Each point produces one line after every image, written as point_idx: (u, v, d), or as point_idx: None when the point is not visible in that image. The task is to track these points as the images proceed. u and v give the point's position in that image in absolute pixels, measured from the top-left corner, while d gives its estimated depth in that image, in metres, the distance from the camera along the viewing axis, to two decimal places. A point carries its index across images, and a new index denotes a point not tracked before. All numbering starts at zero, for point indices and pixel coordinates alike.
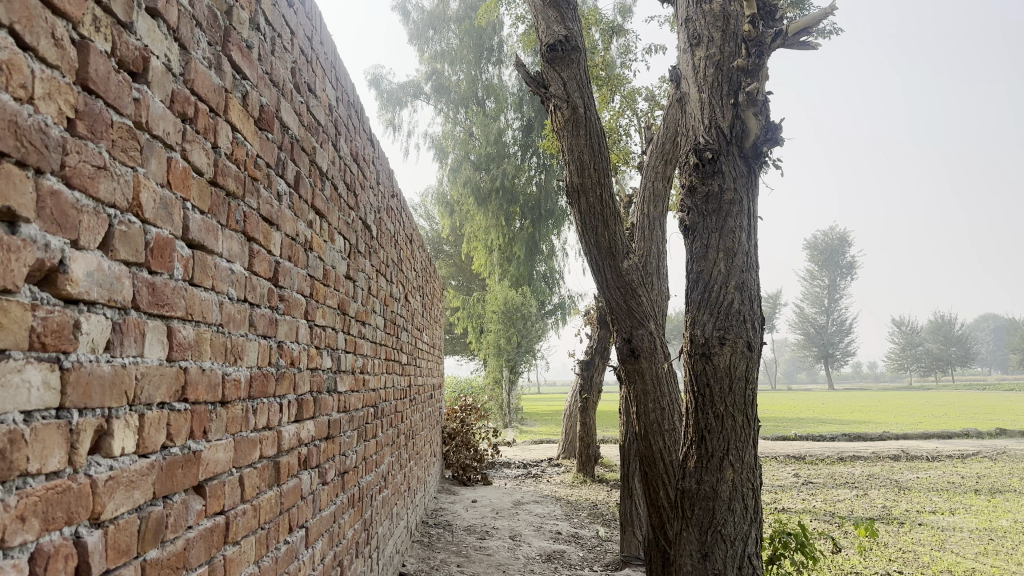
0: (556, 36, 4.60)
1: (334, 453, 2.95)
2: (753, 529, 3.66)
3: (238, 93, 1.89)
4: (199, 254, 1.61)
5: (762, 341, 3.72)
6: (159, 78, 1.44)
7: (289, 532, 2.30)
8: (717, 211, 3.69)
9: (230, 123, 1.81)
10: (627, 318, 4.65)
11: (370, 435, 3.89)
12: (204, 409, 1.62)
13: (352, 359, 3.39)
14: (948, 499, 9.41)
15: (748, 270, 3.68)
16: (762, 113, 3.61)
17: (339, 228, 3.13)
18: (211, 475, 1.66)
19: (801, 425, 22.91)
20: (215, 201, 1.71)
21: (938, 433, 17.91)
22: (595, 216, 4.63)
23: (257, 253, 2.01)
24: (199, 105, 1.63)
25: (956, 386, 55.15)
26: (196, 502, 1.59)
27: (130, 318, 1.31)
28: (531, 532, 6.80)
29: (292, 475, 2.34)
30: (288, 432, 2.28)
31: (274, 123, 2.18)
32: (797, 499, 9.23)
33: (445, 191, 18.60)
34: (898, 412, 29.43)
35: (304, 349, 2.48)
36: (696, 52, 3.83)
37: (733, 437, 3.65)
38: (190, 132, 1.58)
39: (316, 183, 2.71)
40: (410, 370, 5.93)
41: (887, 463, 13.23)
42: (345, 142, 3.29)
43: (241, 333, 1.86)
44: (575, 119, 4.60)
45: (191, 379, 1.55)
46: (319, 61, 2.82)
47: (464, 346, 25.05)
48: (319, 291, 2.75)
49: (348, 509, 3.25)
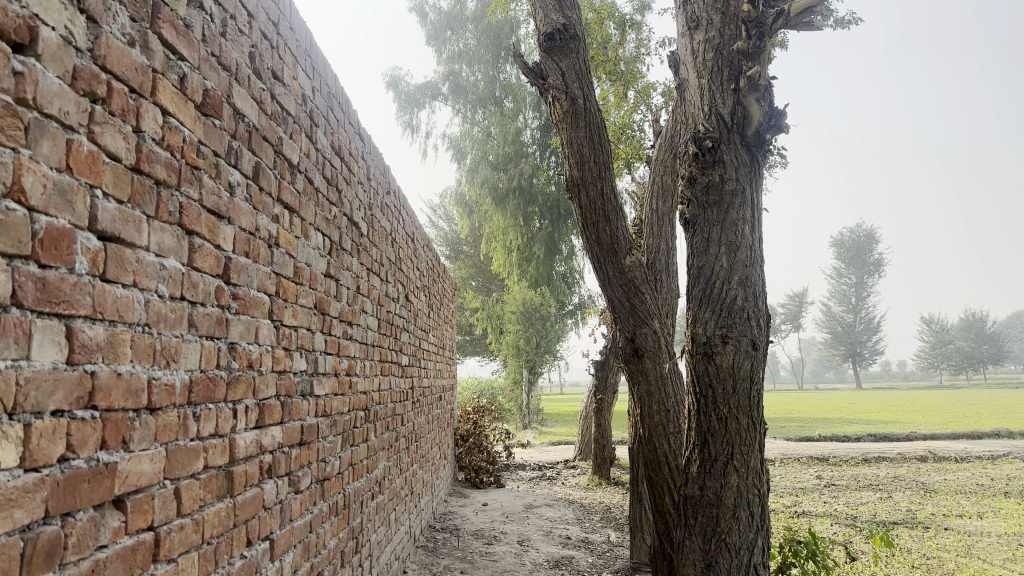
0: (554, 25, 4.43)
1: (309, 459, 2.81)
2: (760, 538, 3.46)
3: (172, 75, 1.75)
4: (113, 246, 1.47)
5: (769, 338, 3.52)
6: (54, 51, 1.30)
7: (247, 545, 2.15)
8: (718, 203, 3.50)
9: (160, 106, 1.68)
10: (629, 316, 4.47)
11: (359, 439, 3.74)
12: (121, 417, 1.48)
13: (334, 360, 3.25)
14: (976, 502, 9.10)
15: (753, 264, 3.49)
16: (765, 99, 3.40)
17: (316, 223, 2.99)
18: (133, 488, 1.52)
19: (828, 425, 22.50)
20: (138, 189, 1.58)
21: (967, 432, 17.44)
22: (595, 211, 4.45)
23: (200, 248, 1.87)
24: (113, 84, 1.49)
25: (988, 385, 53.96)
26: (112, 520, 1.45)
27: (9, 316, 1.17)
28: (540, 537, 6.64)
29: (252, 485, 2.20)
30: (244, 439, 2.13)
31: (223, 109, 2.04)
32: (819, 502, 8.99)
33: (463, 191, 18.47)
34: (927, 411, 28.79)
35: (266, 350, 2.34)
36: (696, 35, 3.65)
37: (737, 441, 3.46)
38: (101, 114, 1.44)
39: (283, 175, 2.58)
40: (412, 372, 5.78)
41: (914, 464, 12.86)
42: (323, 134, 3.15)
43: (177, 335, 1.73)
44: (574, 110, 4.43)
45: (100, 385, 1.41)
46: (288, 48, 2.69)
47: (484, 347, 24.89)
48: (288, 290, 2.60)
49: (329, 519, 3.11)
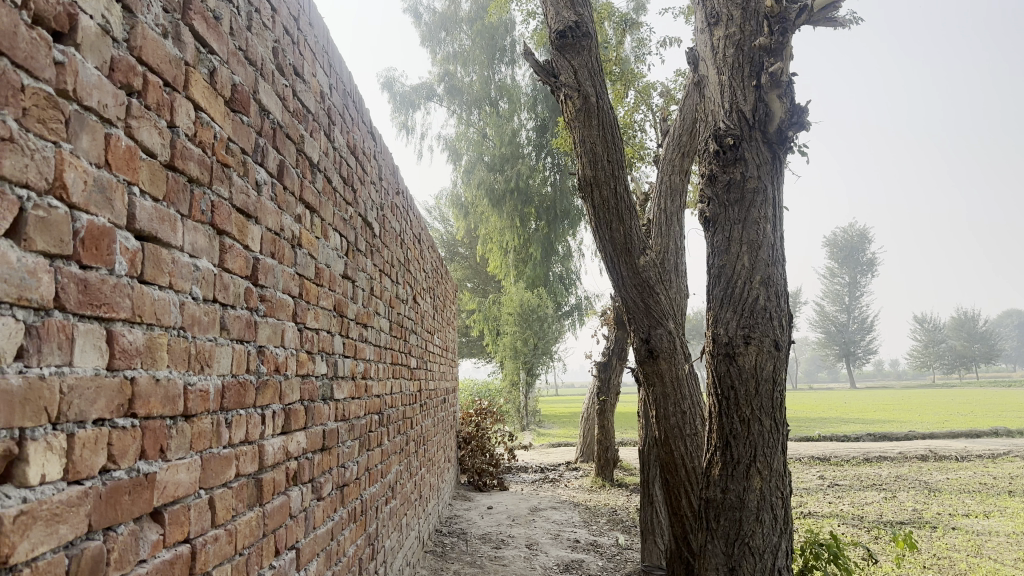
0: (566, 22, 4.37)
1: (330, 465, 2.75)
2: (784, 541, 3.40)
3: (203, 68, 1.69)
4: (150, 246, 1.41)
5: (791, 338, 3.47)
6: (93, 41, 1.24)
7: (275, 555, 2.09)
8: (740, 201, 3.45)
9: (192, 101, 1.61)
10: (644, 317, 4.41)
11: (375, 444, 3.68)
12: (159, 425, 1.41)
13: (352, 363, 3.19)
14: (980, 501, 9.08)
15: (774, 264, 3.44)
16: (787, 96, 3.35)
17: (335, 224, 2.92)
18: (171, 499, 1.46)
19: (825, 424, 22.51)
20: (173, 187, 1.52)
21: (966, 431, 17.45)
22: (609, 210, 4.40)
23: (231, 248, 1.80)
24: (149, 77, 1.42)
25: (980, 384, 54.15)
26: (151, 532, 1.39)
27: (52, 320, 1.10)
28: (549, 540, 6.57)
29: (279, 492, 2.13)
30: (272, 446, 2.07)
31: (250, 105, 1.98)
32: (824, 502, 8.96)
33: (459, 192, 18.41)
34: (924, 410, 28.81)
35: (291, 354, 2.28)
36: (716, 31, 3.60)
37: (760, 443, 3.40)
38: (138, 108, 1.38)
39: (305, 173, 2.51)
40: (420, 374, 5.71)
41: (915, 463, 12.85)
42: (340, 132, 3.08)
43: (210, 339, 1.66)
44: (586, 108, 4.38)
45: (140, 392, 1.34)
46: (308, 43, 2.62)
47: (481, 349, 24.83)
48: (310, 291, 2.54)
49: (348, 525, 3.04)
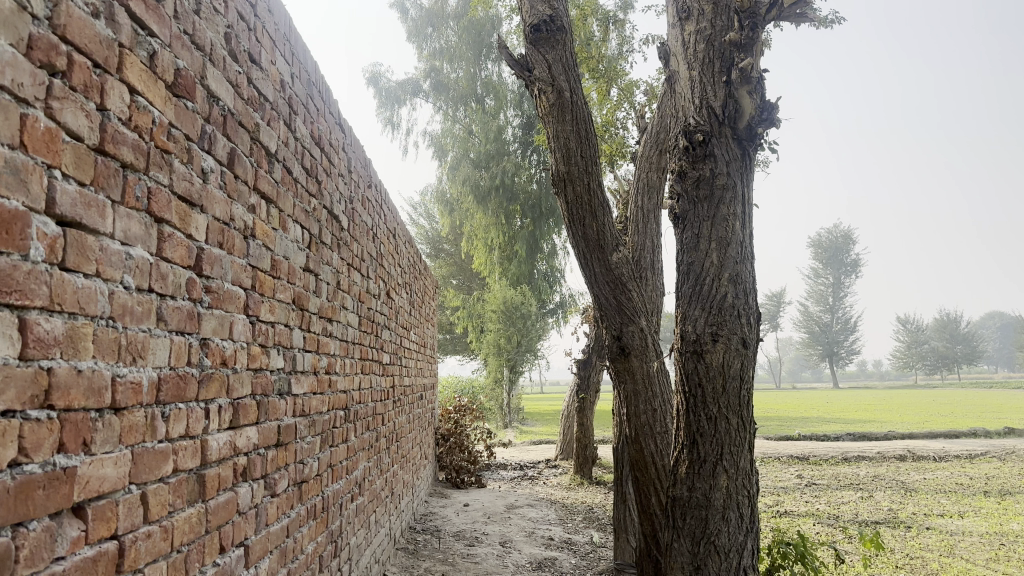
0: (540, 16, 4.33)
1: (286, 461, 2.70)
2: (749, 540, 3.39)
3: (141, 50, 1.63)
4: (73, 233, 1.36)
5: (759, 336, 3.45)
6: (7, 17, 1.18)
7: (220, 552, 2.04)
8: (709, 197, 3.43)
9: (127, 83, 1.56)
10: (616, 314, 4.38)
11: (339, 439, 3.63)
12: (82, 418, 1.37)
13: (313, 358, 3.14)
14: (956, 501, 9.12)
15: (743, 261, 3.42)
16: (757, 92, 3.34)
17: (295, 215, 2.87)
18: (96, 493, 1.41)
19: (807, 424, 22.55)
20: (103, 171, 1.47)
21: (945, 432, 17.55)
22: (582, 206, 4.37)
23: (170, 237, 1.75)
24: (75, 57, 1.37)
25: (962, 385, 54.55)
26: (71, 529, 1.34)
27: None
28: (523, 538, 6.54)
29: (225, 488, 2.08)
30: (217, 441, 2.02)
31: (196, 91, 1.92)
32: (800, 501, 8.98)
33: (444, 189, 18.34)
34: (906, 410, 29.01)
35: (241, 347, 2.23)
36: (687, 26, 3.58)
37: (727, 441, 3.38)
38: (60, 89, 1.32)
39: (260, 163, 2.46)
40: (393, 370, 5.65)
41: (894, 464, 12.91)
42: (303, 123, 3.03)
43: (145, 329, 1.61)
44: (560, 103, 4.35)
45: (59, 383, 1.30)
46: (266, 30, 2.56)
47: (465, 346, 24.77)
48: (266, 283, 2.49)
49: (307, 522, 2.99)
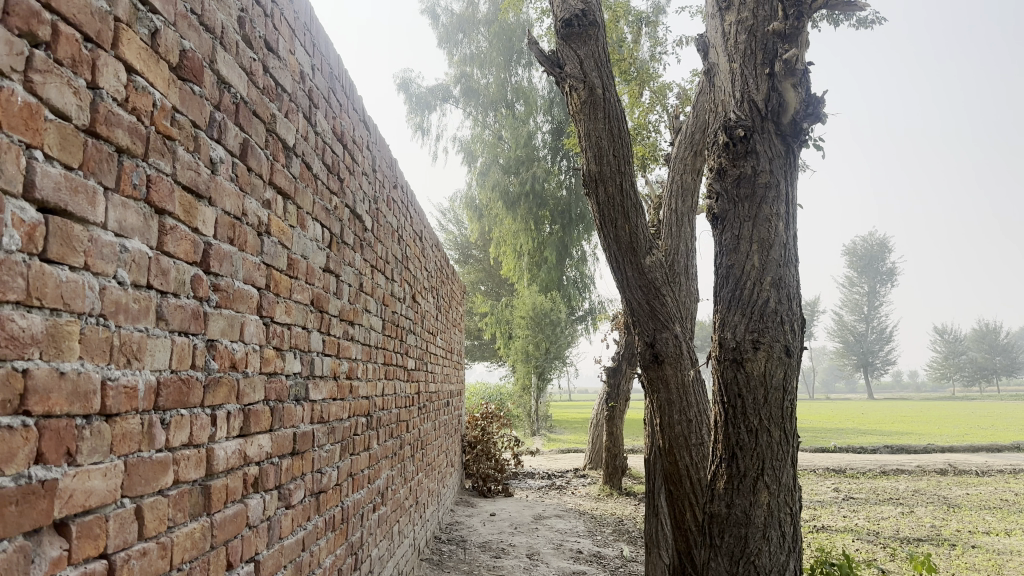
0: (572, 10, 4.17)
1: (302, 470, 2.57)
2: (792, 560, 3.17)
3: (141, 27, 1.51)
4: (57, 220, 1.23)
5: (802, 344, 3.25)
6: None
7: (227, 569, 1.90)
8: (750, 196, 3.25)
9: (123, 60, 1.43)
10: (649, 320, 4.20)
11: (360, 448, 3.49)
12: (64, 424, 1.23)
13: (333, 362, 3.01)
14: (1002, 518, 8.76)
15: (787, 264, 3.23)
16: (802, 85, 3.17)
17: (314, 212, 2.74)
18: (81, 508, 1.28)
19: (841, 436, 22.08)
20: (94, 155, 1.34)
21: (987, 445, 17.02)
22: (614, 207, 4.19)
23: (172, 230, 1.63)
24: (60, 27, 1.24)
25: (1001, 397, 53.19)
26: (51, 548, 1.20)
27: None
28: (550, 550, 6.36)
29: (234, 500, 1.95)
30: (225, 450, 1.89)
31: (205, 76, 1.80)
32: (837, 516, 8.70)
33: (473, 195, 18.20)
34: (943, 423, 28.23)
35: (253, 349, 2.09)
36: (727, 16, 3.43)
37: (768, 455, 3.18)
38: (42, 60, 1.20)
39: (276, 155, 2.34)
40: (418, 376, 5.50)
41: (934, 477, 12.50)
42: (324, 118, 2.92)
43: (142, 329, 1.49)
44: (592, 100, 4.18)
45: (35, 386, 1.16)
46: (285, 16, 2.45)
47: (493, 352, 24.59)
48: (281, 283, 2.36)
49: (325, 535, 2.85)
